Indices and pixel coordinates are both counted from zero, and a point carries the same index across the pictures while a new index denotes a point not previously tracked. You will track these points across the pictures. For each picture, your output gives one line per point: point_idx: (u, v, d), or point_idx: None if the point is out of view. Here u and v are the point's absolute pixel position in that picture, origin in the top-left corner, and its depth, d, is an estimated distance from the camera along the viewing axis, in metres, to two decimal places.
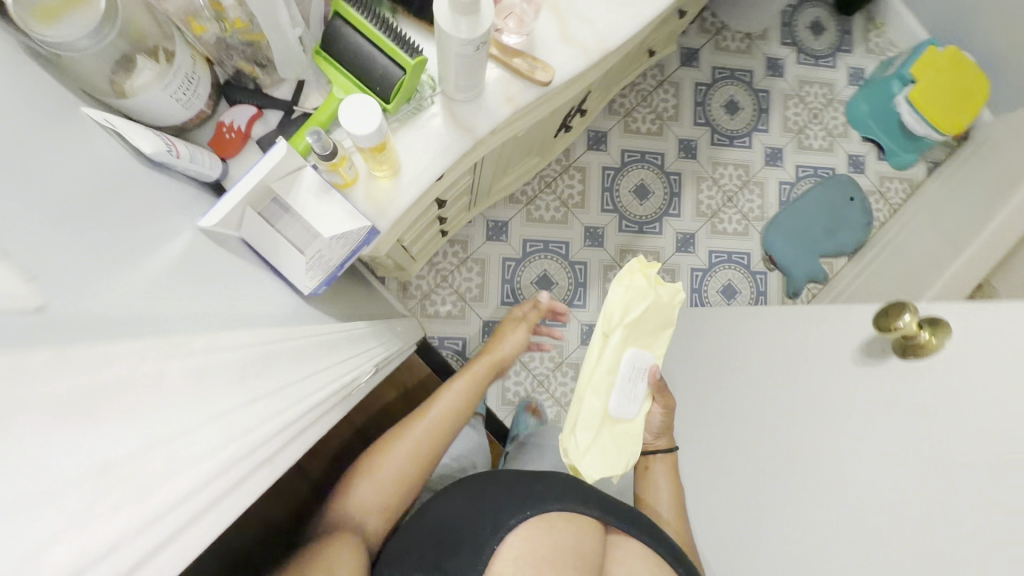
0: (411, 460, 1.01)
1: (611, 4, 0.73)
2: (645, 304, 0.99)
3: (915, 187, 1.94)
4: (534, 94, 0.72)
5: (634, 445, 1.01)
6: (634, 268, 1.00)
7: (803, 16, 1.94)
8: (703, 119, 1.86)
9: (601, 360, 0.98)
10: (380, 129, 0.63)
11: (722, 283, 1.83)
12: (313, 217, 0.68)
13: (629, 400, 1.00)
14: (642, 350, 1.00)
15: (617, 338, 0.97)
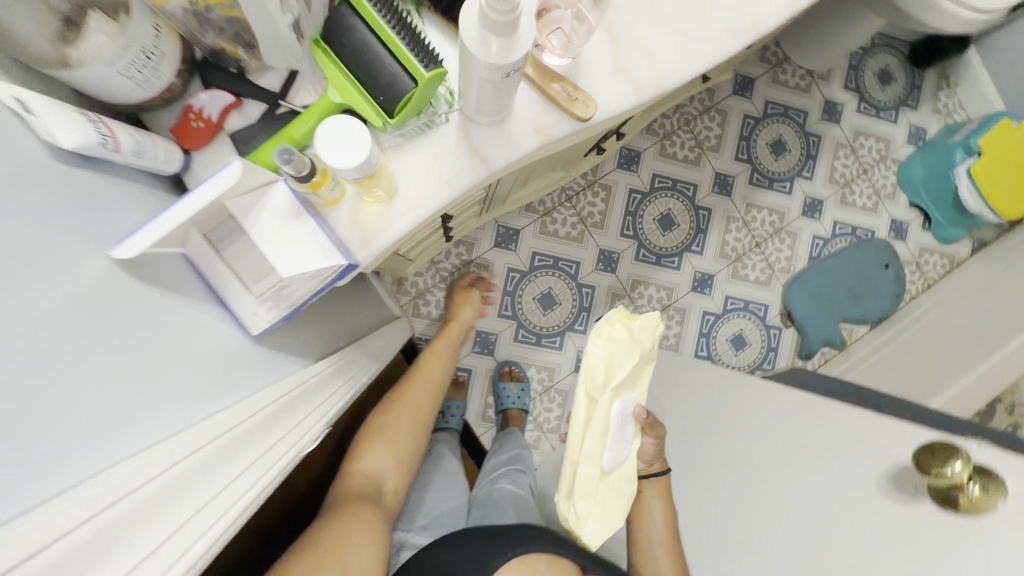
0: (404, 426, 1.06)
1: (676, 35, 0.61)
2: (631, 359, 0.91)
3: (955, 264, 1.82)
4: (567, 128, 0.60)
5: (634, 481, 0.97)
6: (612, 320, 0.93)
7: (874, 62, 1.79)
8: (745, 155, 1.73)
9: (594, 430, 0.87)
10: (370, 157, 0.53)
11: (732, 332, 1.73)
12: (274, 243, 0.58)
13: (621, 449, 0.94)
14: (627, 397, 0.94)
15: (606, 402, 0.88)
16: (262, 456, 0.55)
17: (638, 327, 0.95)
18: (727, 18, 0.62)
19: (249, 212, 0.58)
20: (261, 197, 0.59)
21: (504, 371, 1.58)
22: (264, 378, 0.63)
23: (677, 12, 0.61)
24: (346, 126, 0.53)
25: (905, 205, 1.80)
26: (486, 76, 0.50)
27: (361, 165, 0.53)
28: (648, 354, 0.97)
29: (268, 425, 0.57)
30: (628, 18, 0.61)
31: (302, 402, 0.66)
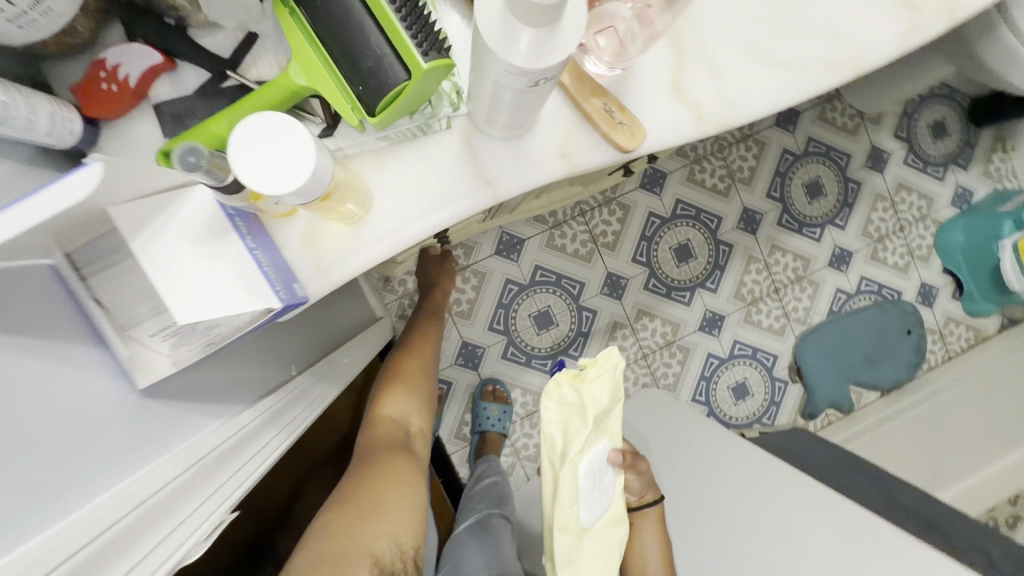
0: (426, 364, 0.88)
1: (756, 58, 0.46)
2: (586, 428, 0.70)
3: (981, 339, 1.67)
4: (600, 160, 0.45)
5: (624, 523, 0.75)
6: (559, 385, 0.73)
7: (930, 113, 1.63)
8: (777, 194, 1.56)
9: (573, 506, 0.71)
10: (323, 173, 0.33)
11: (735, 380, 1.57)
12: (154, 269, 0.32)
13: (602, 497, 0.74)
14: (600, 444, 0.73)
15: (568, 475, 0.70)
16: (188, 518, 0.36)
17: (591, 381, 0.72)
18: (821, 45, 0.47)
19: (134, 226, 0.32)
20: (163, 204, 0.33)
21: (486, 391, 1.40)
22: (193, 417, 0.41)
23: (762, 30, 0.46)
24: (277, 132, 0.31)
25: (937, 270, 1.65)
26: (507, 77, 0.34)
27: (304, 187, 0.32)
28: (617, 401, 0.73)
29: (195, 485, 0.38)
30: (701, 27, 0.45)
31: (248, 444, 0.46)
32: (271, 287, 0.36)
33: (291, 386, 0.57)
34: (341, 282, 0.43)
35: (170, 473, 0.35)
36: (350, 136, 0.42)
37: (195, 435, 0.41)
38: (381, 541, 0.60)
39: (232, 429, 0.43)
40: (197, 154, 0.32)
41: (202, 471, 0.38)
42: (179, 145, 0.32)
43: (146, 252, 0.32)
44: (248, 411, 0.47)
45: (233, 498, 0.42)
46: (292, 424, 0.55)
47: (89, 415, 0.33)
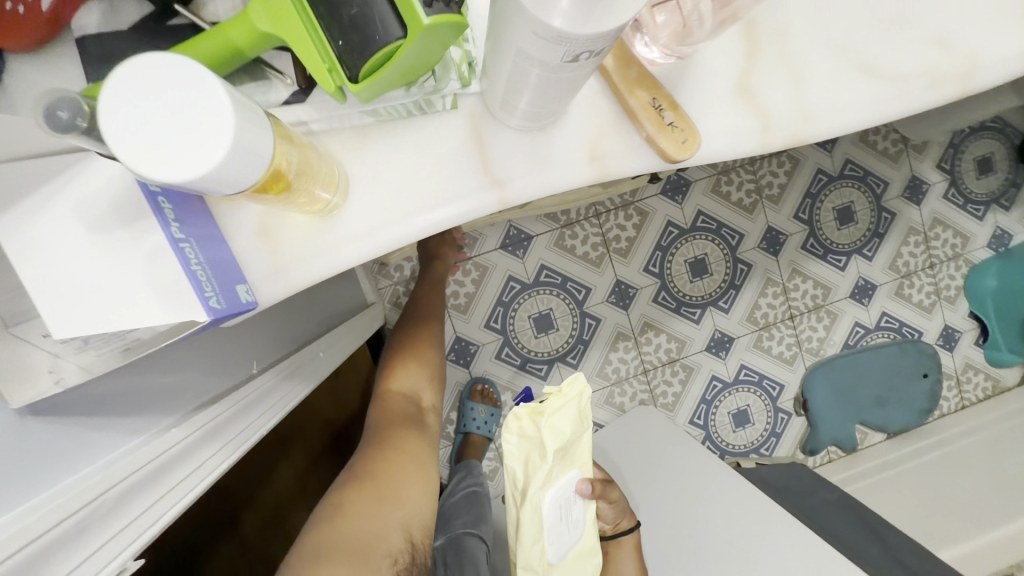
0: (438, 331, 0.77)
1: (848, 64, 0.37)
2: (546, 464, 0.59)
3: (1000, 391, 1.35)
4: (639, 166, 0.36)
5: (596, 556, 0.68)
6: (518, 419, 0.59)
7: (979, 143, 1.28)
8: (806, 215, 1.24)
9: (540, 548, 0.62)
10: (261, 147, 0.24)
11: (736, 407, 1.28)
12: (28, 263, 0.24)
13: (572, 529, 0.66)
14: (568, 476, 0.64)
15: (528, 515, 0.60)
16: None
17: (553, 413, 0.58)
18: (927, 55, 0.38)
19: (8, 202, 0.24)
20: (55, 171, 0.25)
21: (474, 390, 1.17)
22: (101, 439, 0.33)
23: (860, 30, 0.37)
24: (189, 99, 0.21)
25: (963, 313, 1.32)
26: (537, 43, 0.24)
27: (224, 168, 0.23)
28: (580, 432, 0.62)
29: (73, 539, 0.28)
30: (785, 17, 0.36)
31: (174, 466, 0.35)
32: (198, 293, 0.26)
33: (252, 385, 0.48)
34: (302, 285, 0.34)
35: (31, 532, 0.25)
36: (327, 105, 0.33)
37: (86, 469, 0.30)
38: (395, 519, 0.51)
39: (144, 454, 0.33)
40: (76, 109, 0.21)
41: (89, 519, 0.29)
42: (40, 97, 0.21)
43: (19, 239, 0.24)
44: (175, 428, 0.37)
45: (132, 547, 0.32)
46: (238, 439, 0.43)
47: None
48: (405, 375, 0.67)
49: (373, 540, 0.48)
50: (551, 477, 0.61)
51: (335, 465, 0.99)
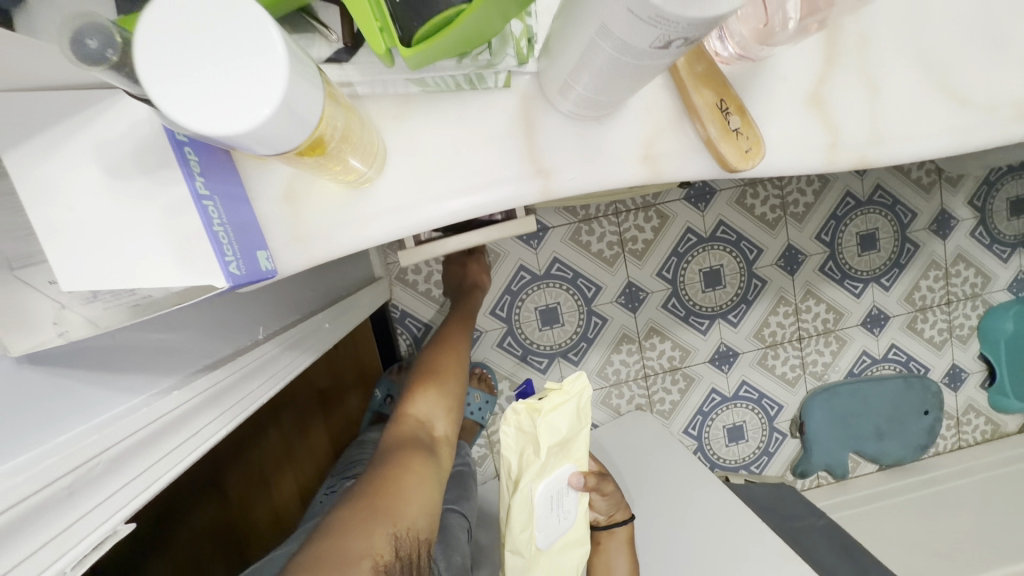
0: (462, 361, 0.75)
1: (931, 84, 0.34)
2: (537, 456, 0.58)
3: (998, 436, 1.34)
4: (693, 171, 0.34)
5: (585, 547, 0.65)
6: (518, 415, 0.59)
7: (1015, 183, 1.24)
8: (829, 237, 1.21)
9: (529, 539, 0.60)
10: (309, 110, 0.22)
11: (732, 422, 1.27)
12: (40, 208, 0.22)
13: (564, 518, 0.63)
14: (562, 470, 0.61)
15: (517, 504, 0.59)
16: (46, 548, 0.24)
17: (550, 410, 0.58)
18: (1017, 83, 0.35)
19: (15, 138, 0.22)
20: (76, 107, 0.23)
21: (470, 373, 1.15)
22: (93, 396, 0.31)
23: (950, 50, 0.34)
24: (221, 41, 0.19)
25: (974, 354, 1.30)
26: (629, 25, 0.22)
27: (265, 131, 0.20)
28: (578, 433, 0.61)
29: (67, 499, 0.26)
30: (870, 27, 0.34)
31: (173, 430, 0.33)
32: (217, 256, 0.24)
33: (255, 353, 0.46)
34: (323, 258, 0.32)
35: (18, 492, 0.23)
36: (372, 68, 0.30)
37: (81, 427, 0.29)
38: (391, 529, 0.48)
39: (142, 417, 0.31)
40: (106, 38, 0.19)
41: (83, 480, 0.27)
42: (60, 28, 0.18)
43: (29, 178, 0.22)
44: (176, 391, 0.35)
45: (124, 512, 0.29)
46: (241, 404, 0.42)
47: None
48: (422, 402, 0.65)
49: (364, 547, 0.44)
50: (545, 470, 0.60)
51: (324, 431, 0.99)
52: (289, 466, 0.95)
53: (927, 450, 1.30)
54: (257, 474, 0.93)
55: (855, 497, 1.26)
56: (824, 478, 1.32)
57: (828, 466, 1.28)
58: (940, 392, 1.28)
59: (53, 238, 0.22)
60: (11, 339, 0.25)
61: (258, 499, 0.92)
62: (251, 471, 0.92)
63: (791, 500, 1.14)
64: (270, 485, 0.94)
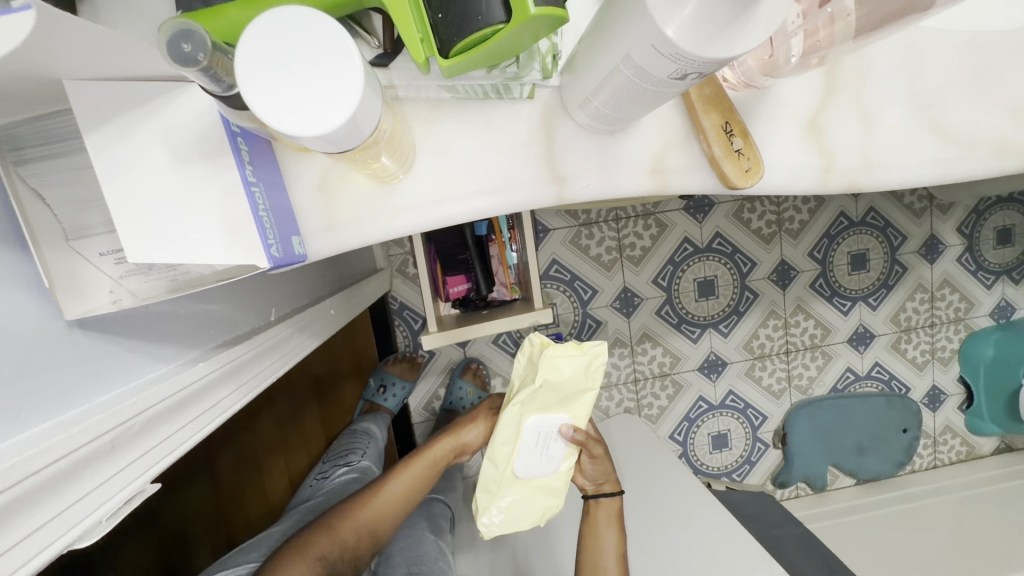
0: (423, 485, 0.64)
1: (921, 121, 0.37)
2: (533, 384, 0.50)
3: (972, 458, 1.38)
4: (698, 185, 0.37)
5: (559, 497, 0.56)
6: (532, 346, 0.52)
7: (1002, 214, 1.28)
8: (820, 255, 1.24)
9: (506, 463, 0.54)
10: (365, 123, 0.24)
11: (717, 429, 1.30)
12: (112, 182, 0.25)
13: (545, 464, 0.54)
14: (551, 416, 0.53)
15: (505, 418, 0.53)
16: (87, 497, 0.27)
17: (557, 353, 0.50)
18: (999, 124, 0.38)
19: (93, 122, 0.24)
20: (150, 95, 0.25)
21: (467, 367, 1.10)
22: (131, 361, 0.33)
23: (940, 91, 0.37)
24: (309, 68, 0.22)
25: (954, 377, 1.34)
26: (654, 58, 0.25)
27: (334, 134, 0.23)
28: (585, 390, 0.52)
29: (108, 453, 0.28)
30: (867, 66, 0.37)
31: (195, 400, 0.35)
32: (261, 239, 0.27)
33: (269, 333, 0.48)
34: (350, 245, 0.34)
35: (74, 441, 0.25)
36: (410, 74, 0.32)
37: (120, 388, 0.31)
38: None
39: (174, 383, 0.33)
40: (197, 43, 0.21)
41: (124, 436, 0.29)
42: (166, 24, 0.20)
43: (105, 157, 0.24)
44: (201, 361, 0.38)
45: (151, 471, 0.31)
46: (255, 380, 0.44)
47: (13, 335, 0.25)
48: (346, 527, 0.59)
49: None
50: (539, 403, 0.52)
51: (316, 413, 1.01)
52: (281, 451, 0.95)
53: (903, 467, 1.35)
54: (249, 457, 0.90)
55: (831, 509, 1.30)
56: (803, 487, 1.35)
57: (807, 475, 1.32)
58: (919, 411, 1.32)
59: (125, 215, 0.25)
60: (67, 302, 0.28)
61: (248, 480, 0.90)
62: (245, 452, 0.89)
63: (770, 509, 1.17)
64: (260, 468, 0.92)
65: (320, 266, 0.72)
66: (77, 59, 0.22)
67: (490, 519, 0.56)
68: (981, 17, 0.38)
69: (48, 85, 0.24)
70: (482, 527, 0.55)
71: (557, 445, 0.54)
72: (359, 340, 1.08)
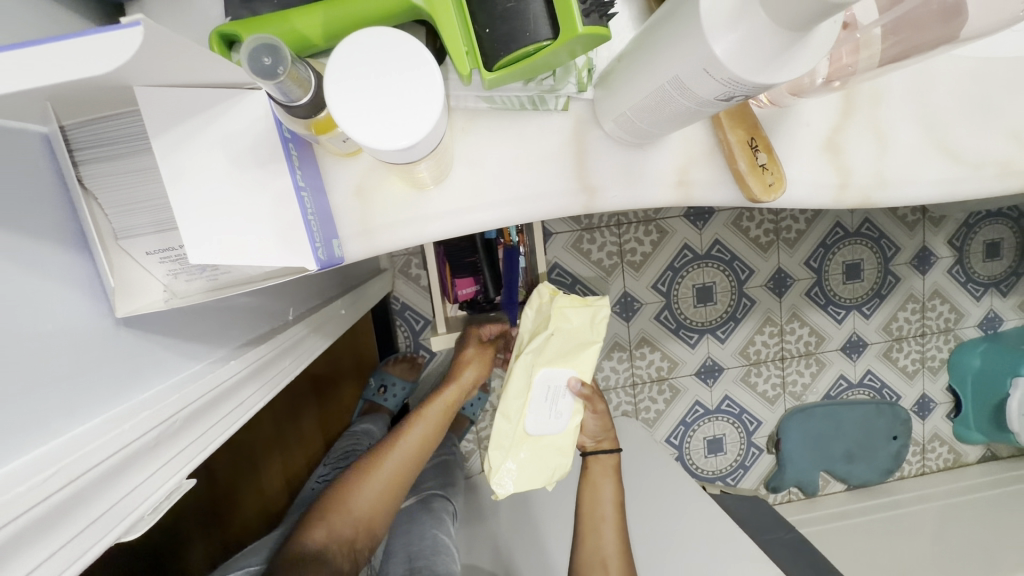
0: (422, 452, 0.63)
1: (931, 141, 0.39)
2: (544, 332, 0.56)
3: (958, 464, 1.41)
4: (720, 199, 0.38)
5: (567, 457, 0.58)
6: (541, 299, 0.59)
7: (991, 228, 1.32)
8: (816, 264, 1.26)
9: (517, 418, 0.56)
10: (427, 142, 0.26)
11: (712, 434, 1.32)
12: (173, 188, 0.25)
13: (554, 421, 0.57)
14: (558, 370, 0.56)
15: (518, 370, 0.56)
16: (135, 492, 0.27)
17: (565, 305, 0.56)
18: (1003, 146, 0.40)
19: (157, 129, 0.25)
20: (210, 102, 0.26)
21: None
22: (169, 359, 0.33)
23: (949, 112, 0.39)
24: (396, 86, 0.25)
25: (942, 386, 1.37)
26: (703, 81, 0.26)
27: (401, 149, 0.25)
28: (591, 344, 0.57)
29: (153, 449, 0.28)
30: (882, 88, 0.38)
31: (227, 397, 0.36)
32: (309, 240, 0.28)
33: (288, 332, 0.49)
34: (383, 249, 0.35)
35: (123, 438, 0.26)
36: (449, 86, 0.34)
37: (159, 385, 0.32)
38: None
39: (211, 380, 0.34)
40: (278, 58, 0.24)
41: (165, 434, 0.29)
42: (251, 39, 0.24)
43: (168, 162, 0.25)
44: (231, 360, 0.38)
45: (189, 467, 0.32)
46: (276, 379, 0.44)
47: (66, 334, 0.26)
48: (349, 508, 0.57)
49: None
50: (550, 356, 0.56)
51: (315, 411, 1.00)
52: (279, 451, 0.92)
53: (891, 475, 1.37)
54: (247, 458, 0.87)
55: (822, 513, 1.32)
56: (795, 492, 1.37)
57: (799, 479, 1.34)
58: (909, 420, 1.35)
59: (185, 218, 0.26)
60: (119, 301, 0.29)
61: (245, 483, 0.86)
62: (242, 450, 0.85)
63: (763, 514, 1.19)
64: (258, 468, 0.89)
65: (331, 274, 0.72)
66: (150, 70, 0.23)
67: (504, 480, 0.56)
68: (992, 43, 0.39)
69: (111, 90, 0.24)
70: (496, 487, 0.56)
71: (566, 400, 0.57)
72: (361, 341, 1.08)
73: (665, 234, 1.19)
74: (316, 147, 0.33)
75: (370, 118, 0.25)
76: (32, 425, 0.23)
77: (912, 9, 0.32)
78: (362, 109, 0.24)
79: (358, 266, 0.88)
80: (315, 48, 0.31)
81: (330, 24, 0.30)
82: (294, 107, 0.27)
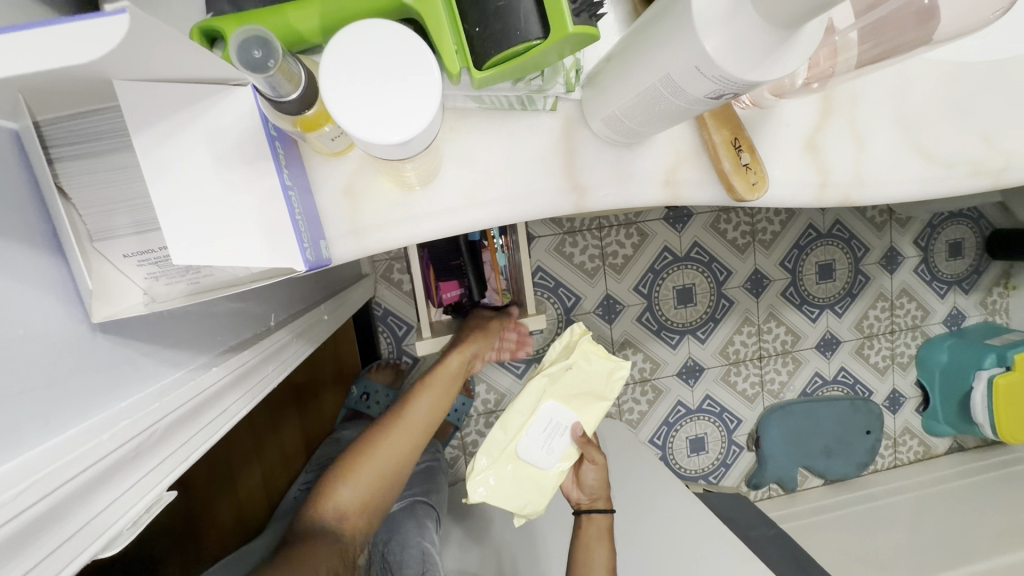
0: (428, 417, 0.66)
1: (907, 143, 0.41)
2: (565, 362, 0.59)
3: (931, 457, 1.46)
4: (707, 198, 0.39)
5: (545, 495, 0.60)
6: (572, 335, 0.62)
7: (953, 228, 1.37)
8: (790, 265, 1.30)
9: (515, 433, 0.59)
10: (421, 138, 0.26)
11: (695, 433, 1.33)
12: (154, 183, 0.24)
13: (544, 456, 0.59)
14: (565, 409, 0.60)
15: (531, 385, 0.59)
16: (111, 506, 0.26)
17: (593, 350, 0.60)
18: (974, 148, 0.41)
19: (143, 126, 0.24)
20: (194, 97, 0.26)
21: None
22: (149, 366, 0.32)
23: (922, 113, 0.41)
24: (393, 83, 0.25)
25: (912, 381, 1.42)
26: (695, 78, 0.26)
27: (394, 144, 0.25)
28: (600, 398, 0.60)
29: (134, 460, 0.27)
30: (860, 91, 0.40)
31: (208, 406, 0.34)
32: (297, 242, 0.28)
33: (271, 338, 0.47)
34: (372, 250, 0.35)
35: (103, 448, 0.25)
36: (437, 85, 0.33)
37: (139, 394, 0.30)
38: None
39: (192, 388, 0.33)
40: (269, 50, 0.24)
41: (145, 444, 0.28)
42: (240, 32, 0.23)
43: (150, 158, 0.24)
44: (213, 367, 0.37)
45: (171, 478, 0.30)
46: (260, 385, 0.43)
47: (40, 340, 0.25)
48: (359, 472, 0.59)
49: None
50: (562, 387, 0.59)
51: (295, 420, 0.98)
52: (257, 463, 0.89)
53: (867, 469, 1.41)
54: (224, 469, 0.83)
55: (801, 509, 1.34)
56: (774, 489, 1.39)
57: (779, 476, 1.37)
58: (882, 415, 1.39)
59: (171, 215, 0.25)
60: (97, 306, 0.28)
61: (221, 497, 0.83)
62: (218, 463, 0.82)
63: (746, 510, 1.21)
64: (235, 481, 0.86)
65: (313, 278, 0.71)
66: (138, 63, 0.22)
67: (481, 489, 0.58)
68: (959, 48, 0.41)
69: (88, 83, 0.23)
70: (471, 490, 0.57)
71: (562, 440, 0.60)
72: (342, 348, 1.05)
73: (646, 236, 1.20)
74: (304, 146, 0.33)
75: (362, 116, 0.24)
76: (8, 437, 0.22)
77: (891, 12, 0.33)
78: (354, 106, 0.24)
79: (338, 270, 0.86)
80: (304, 43, 0.31)
81: (319, 18, 0.30)
82: (282, 100, 0.26)
